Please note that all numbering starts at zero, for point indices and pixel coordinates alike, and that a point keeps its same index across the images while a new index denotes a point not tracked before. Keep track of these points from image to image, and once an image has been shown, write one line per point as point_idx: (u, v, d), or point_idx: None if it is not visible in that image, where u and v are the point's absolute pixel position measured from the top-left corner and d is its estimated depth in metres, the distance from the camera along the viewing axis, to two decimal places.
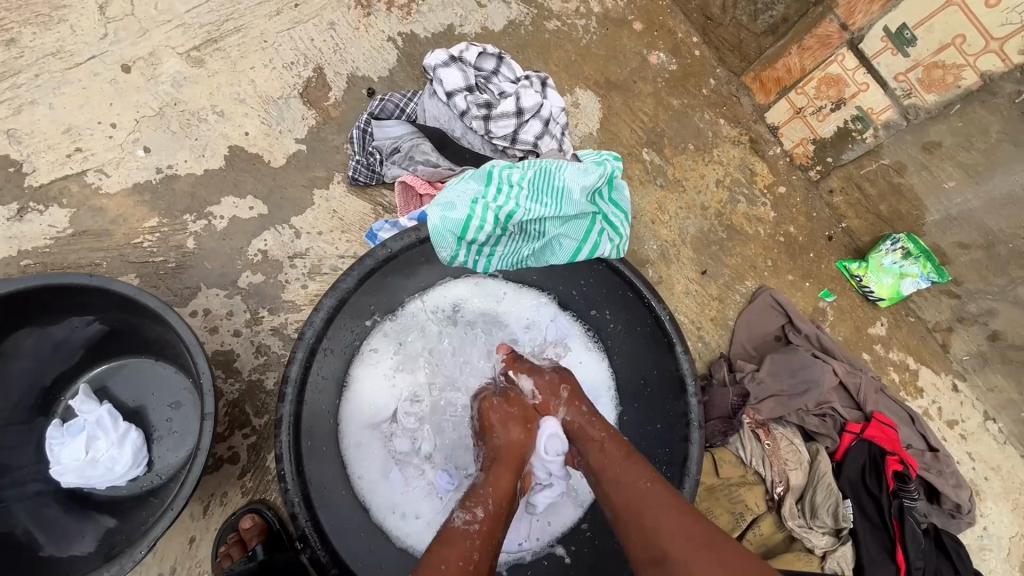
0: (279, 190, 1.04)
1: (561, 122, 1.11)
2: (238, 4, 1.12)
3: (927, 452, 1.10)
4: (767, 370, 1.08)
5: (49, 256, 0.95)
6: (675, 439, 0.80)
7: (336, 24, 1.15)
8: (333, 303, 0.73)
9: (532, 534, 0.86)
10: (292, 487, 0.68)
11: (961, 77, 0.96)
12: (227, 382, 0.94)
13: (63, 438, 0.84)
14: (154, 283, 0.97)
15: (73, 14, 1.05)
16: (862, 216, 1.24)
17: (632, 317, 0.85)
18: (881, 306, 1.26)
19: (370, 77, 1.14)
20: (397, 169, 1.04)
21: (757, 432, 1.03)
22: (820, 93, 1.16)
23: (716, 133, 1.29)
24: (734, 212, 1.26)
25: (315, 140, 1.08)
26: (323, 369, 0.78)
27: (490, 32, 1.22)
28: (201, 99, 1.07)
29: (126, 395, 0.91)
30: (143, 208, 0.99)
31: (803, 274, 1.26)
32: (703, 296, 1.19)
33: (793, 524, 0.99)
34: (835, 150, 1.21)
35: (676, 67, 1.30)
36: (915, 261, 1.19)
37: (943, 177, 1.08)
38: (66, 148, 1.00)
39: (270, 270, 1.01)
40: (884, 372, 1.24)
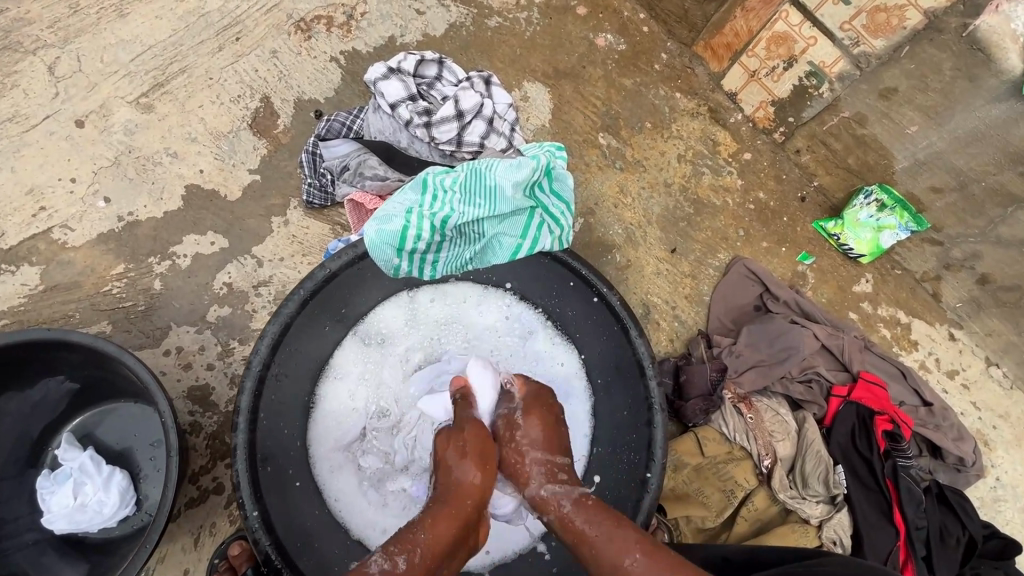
0: (237, 222, 1.06)
1: (507, 118, 1.13)
2: (181, 47, 1.15)
3: (922, 407, 1.06)
4: (744, 342, 1.06)
5: (24, 313, 0.99)
6: (640, 424, 0.79)
7: (278, 51, 1.17)
8: (277, 329, 0.73)
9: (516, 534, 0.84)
10: (251, 513, 0.69)
11: (905, 17, 0.92)
12: (205, 416, 0.97)
13: (52, 487, 0.87)
14: (127, 327, 1.00)
15: (25, 79, 1.09)
16: (832, 173, 1.21)
17: (588, 307, 0.84)
18: (864, 262, 1.22)
19: (316, 99, 1.15)
20: (347, 187, 1.05)
21: (739, 406, 1.01)
22: (771, 53, 1.13)
23: (673, 107, 1.26)
24: (700, 184, 1.23)
25: (268, 168, 1.10)
26: (283, 395, 0.79)
27: (431, 38, 1.21)
28: (155, 144, 1.10)
29: (111, 439, 0.93)
30: (109, 256, 1.02)
31: (778, 239, 1.22)
32: (675, 274, 1.17)
33: (786, 496, 0.96)
34: (795, 109, 1.18)
35: (625, 46, 1.28)
36: (892, 212, 1.15)
37: (904, 123, 1.04)
38: (31, 208, 1.03)
39: (236, 301, 1.03)
40: (874, 329, 1.20)
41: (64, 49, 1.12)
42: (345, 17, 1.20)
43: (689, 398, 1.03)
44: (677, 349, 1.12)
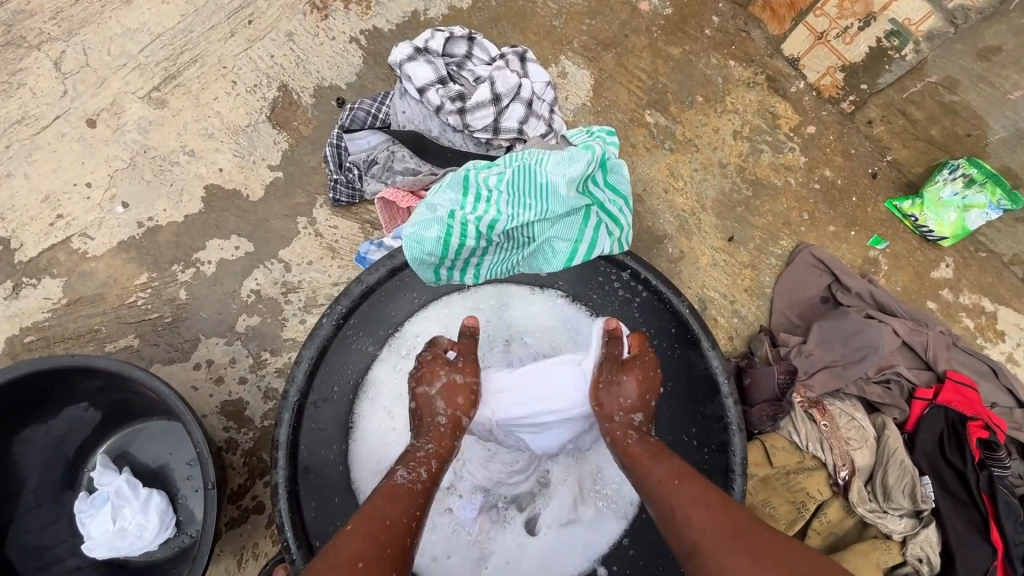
0: (262, 224, 1.00)
1: (546, 99, 1.03)
2: (190, 33, 1.06)
3: (1016, 407, 0.96)
4: (815, 341, 0.96)
5: (48, 328, 0.94)
6: (713, 447, 0.71)
7: (294, 34, 1.07)
8: (313, 353, 0.67)
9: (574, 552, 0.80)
10: (298, 554, 0.64)
11: None
12: (240, 432, 0.92)
13: (89, 511, 0.84)
14: (154, 340, 0.95)
15: (31, 76, 1.02)
16: (910, 145, 1.08)
17: (654, 318, 0.76)
18: (944, 245, 1.10)
19: (337, 85, 1.06)
20: (375, 183, 0.97)
21: (811, 412, 0.92)
22: (843, 11, 1.00)
23: (726, 78, 1.14)
24: (758, 164, 1.12)
25: (291, 164, 1.02)
26: (322, 420, 0.72)
27: (458, 11, 1.10)
28: (171, 142, 1.03)
29: (147, 458, 0.90)
30: (131, 265, 0.97)
31: (847, 222, 1.11)
32: (733, 265, 1.07)
33: (865, 510, 0.88)
34: (870, 75, 1.05)
35: (673, 9, 1.15)
36: (980, 189, 1.02)
37: (1006, 88, 0.91)
38: (48, 217, 0.98)
39: (266, 310, 0.97)
40: (956, 320, 1.08)
41: (69, 41, 1.04)
42: None
43: (754, 404, 0.94)
44: (737, 347, 1.03)
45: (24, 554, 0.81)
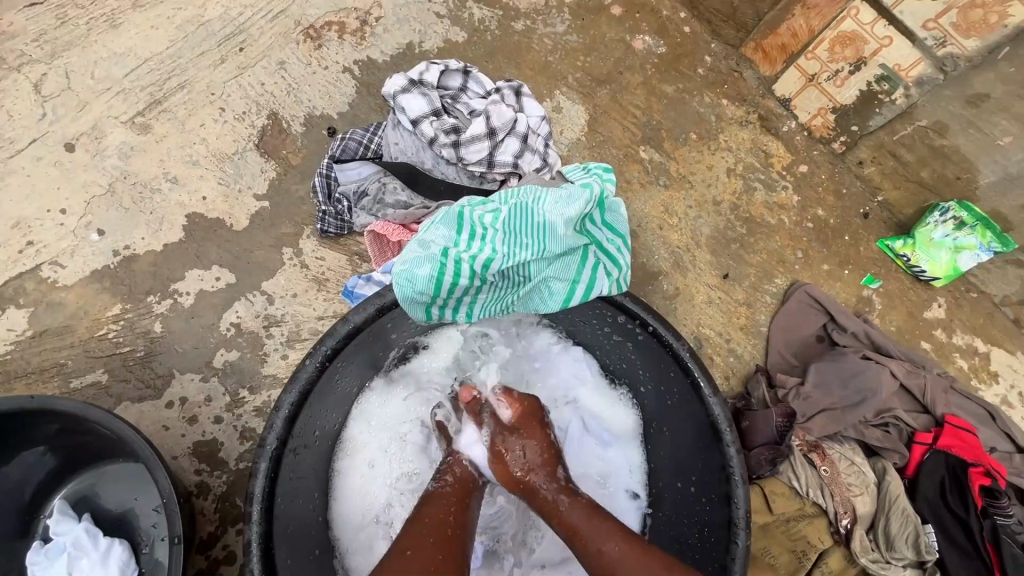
0: (245, 254, 0.96)
1: (541, 134, 1.02)
2: (179, 59, 1.04)
3: (1017, 454, 0.94)
4: (813, 383, 0.94)
5: (10, 362, 0.89)
6: (715, 498, 0.68)
7: (287, 62, 1.06)
8: (295, 397, 0.63)
9: None
10: None
11: (1008, 14, 0.81)
12: (213, 475, 0.87)
13: (44, 563, 0.78)
14: (124, 375, 0.90)
15: (8, 98, 0.99)
16: (901, 187, 1.08)
17: (653, 362, 0.73)
18: (936, 285, 1.10)
19: (329, 114, 1.04)
20: (366, 216, 0.94)
21: (811, 457, 0.89)
22: (836, 56, 1.02)
23: (720, 117, 1.15)
24: (752, 202, 1.11)
25: (278, 193, 0.99)
26: (300, 470, 0.67)
27: (453, 44, 1.10)
28: (153, 168, 0.99)
29: (109, 505, 0.84)
30: (104, 296, 0.92)
31: (841, 261, 1.10)
32: (728, 303, 1.05)
33: (868, 560, 0.85)
34: (860, 117, 1.06)
35: (666, 49, 1.16)
36: (971, 231, 1.03)
37: (995, 134, 0.92)
38: (18, 244, 0.93)
39: (246, 344, 0.92)
40: (950, 361, 1.08)
41: (51, 64, 1.01)
42: (358, 23, 1.09)
43: (752, 447, 0.92)
44: (733, 387, 1.01)
45: None
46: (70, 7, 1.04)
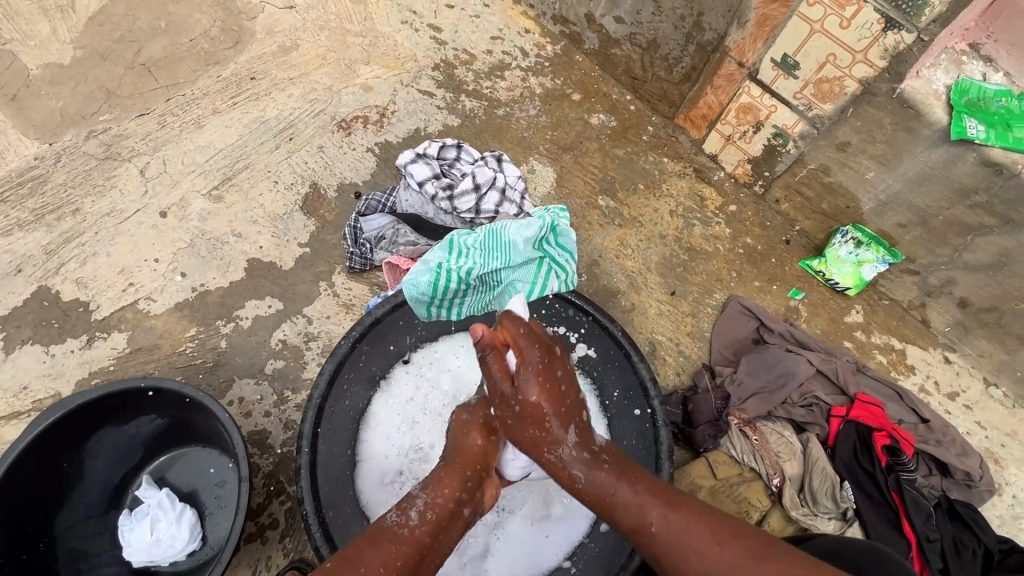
0: (291, 287, 1.24)
1: (518, 188, 1.32)
2: (246, 148, 1.39)
3: (921, 425, 1.12)
4: (744, 371, 1.16)
5: (112, 373, 1.15)
6: (648, 442, 0.89)
7: (325, 146, 1.40)
8: (334, 365, 0.88)
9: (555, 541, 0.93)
10: (313, 523, 0.79)
11: (845, 85, 1.09)
12: (262, 457, 1.09)
13: (132, 523, 0.99)
14: (197, 381, 1.15)
15: (121, 181, 1.33)
16: (810, 217, 1.35)
17: (598, 344, 0.97)
18: (851, 294, 1.33)
19: (356, 182, 1.37)
20: (384, 253, 1.23)
21: (745, 430, 1.09)
22: (740, 120, 1.32)
23: (662, 170, 1.44)
24: (692, 235, 1.38)
25: (317, 241, 1.29)
26: (335, 426, 0.90)
27: (450, 127, 1.44)
28: (223, 226, 1.31)
29: (182, 481, 1.06)
30: (184, 321, 1.20)
31: (769, 278, 1.34)
32: (676, 314, 1.29)
33: (799, 514, 1.02)
34: (768, 165, 1.34)
35: (616, 122, 1.49)
36: (868, 248, 1.28)
37: (862, 170, 1.19)
38: (122, 285, 1.23)
39: (290, 355, 1.18)
40: (870, 356, 1.28)
41: (153, 155, 1.37)
42: (378, 116, 1.44)
43: (698, 425, 1.11)
44: (683, 382, 1.22)
45: (70, 560, 0.95)
46: (169, 115, 1.41)
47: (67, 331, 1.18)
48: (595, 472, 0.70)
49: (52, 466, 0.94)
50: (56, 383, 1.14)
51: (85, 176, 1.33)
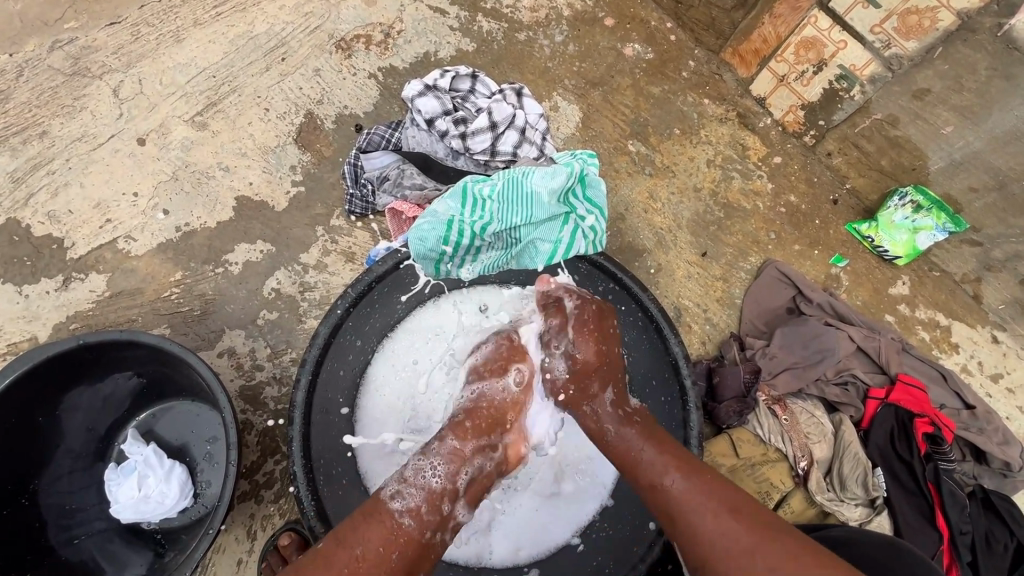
0: (284, 231, 1.12)
1: (539, 129, 1.18)
2: (232, 68, 1.22)
3: (964, 410, 1.05)
4: (777, 344, 1.07)
5: (92, 318, 1.07)
6: (674, 426, 0.81)
7: (321, 70, 1.23)
8: (328, 330, 0.80)
9: (563, 522, 0.87)
10: (306, 500, 0.74)
11: (937, 19, 0.93)
12: (255, 414, 1.03)
13: (118, 479, 0.93)
14: (184, 330, 1.07)
15: (92, 101, 1.18)
16: (865, 174, 1.20)
17: (623, 311, 0.87)
18: (900, 264, 1.21)
19: (357, 114, 1.21)
20: (387, 197, 1.11)
21: (774, 408, 1.02)
22: (800, 58, 1.14)
23: (701, 114, 1.27)
24: (730, 189, 1.24)
25: (312, 179, 1.16)
26: (332, 393, 0.82)
27: (465, 53, 1.26)
28: (208, 159, 1.17)
29: (170, 435, 0.99)
30: (168, 264, 1.10)
31: (811, 242, 1.22)
32: (706, 278, 1.18)
33: (823, 499, 0.96)
34: (825, 112, 1.18)
35: (653, 55, 1.29)
36: (927, 213, 1.14)
37: (939, 124, 1.04)
38: (98, 221, 1.12)
39: (284, 306, 1.09)
40: (912, 332, 1.18)
41: (128, 73, 1.21)
42: (383, 36, 1.26)
43: (722, 400, 1.03)
44: (709, 352, 1.13)
45: (57, 514, 0.91)
46: (143, 25, 1.23)
47: (42, 271, 1.08)
48: (625, 427, 0.70)
49: (26, 421, 0.88)
50: (33, 325, 1.06)
51: (51, 94, 1.18)
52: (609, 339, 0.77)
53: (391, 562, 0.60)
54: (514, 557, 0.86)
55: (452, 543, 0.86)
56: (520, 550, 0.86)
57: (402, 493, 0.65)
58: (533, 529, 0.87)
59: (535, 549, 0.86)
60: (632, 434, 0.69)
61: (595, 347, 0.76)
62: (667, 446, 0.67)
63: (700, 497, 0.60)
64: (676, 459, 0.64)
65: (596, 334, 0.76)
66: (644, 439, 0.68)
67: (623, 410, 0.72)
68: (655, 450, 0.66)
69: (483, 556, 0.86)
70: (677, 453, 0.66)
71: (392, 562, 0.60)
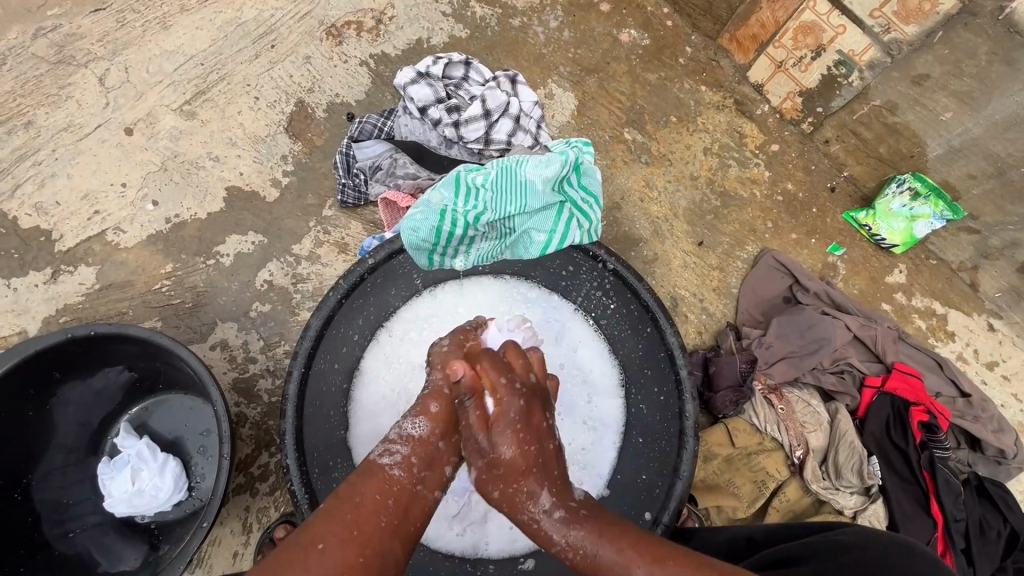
0: (276, 222, 1.11)
1: (533, 117, 1.16)
2: (220, 55, 1.20)
3: (960, 398, 1.05)
4: (774, 334, 1.07)
5: (82, 311, 1.05)
6: (670, 416, 0.81)
7: (312, 57, 1.21)
8: (320, 322, 0.78)
9: None
10: (299, 495, 0.73)
11: (938, 2, 0.91)
12: (249, 407, 1.02)
13: (112, 472, 0.92)
14: (175, 323, 1.06)
15: (77, 90, 1.16)
16: (863, 162, 1.19)
17: (619, 301, 0.86)
18: (897, 252, 1.20)
19: (348, 102, 1.19)
20: (380, 186, 1.10)
21: (769, 398, 1.02)
22: (798, 43, 1.12)
23: (698, 101, 1.25)
24: (727, 177, 1.22)
25: (304, 169, 1.14)
26: (326, 386, 0.81)
27: (458, 39, 1.24)
28: (198, 149, 1.15)
29: (164, 429, 0.99)
30: (158, 256, 1.09)
31: (808, 231, 1.21)
32: (703, 267, 1.17)
33: (819, 487, 0.97)
34: (824, 99, 1.16)
35: (649, 41, 1.27)
36: (925, 202, 1.13)
37: (938, 110, 1.03)
38: (86, 213, 1.10)
39: (277, 298, 1.07)
40: (908, 321, 1.18)
41: (113, 60, 1.18)
42: (375, 22, 1.23)
43: (718, 390, 1.03)
44: (706, 342, 1.13)
45: (50, 509, 0.91)
46: (129, 12, 1.20)
47: (30, 263, 1.07)
48: (571, 529, 0.59)
49: (16, 416, 0.87)
50: (22, 319, 1.04)
51: (35, 83, 1.15)
52: (539, 430, 0.65)
53: (387, 506, 0.58)
54: (511, 548, 0.86)
55: (448, 535, 0.86)
56: (517, 541, 0.86)
57: (390, 450, 0.63)
58: None
59: (533, 540, 0.86)
60: (582, 536, 0.58)
61: (520, 443, 0.63)
62: (628, 541, 0.57)
63: None
64: (636, 549, 0.56)
65: (521, 431, 0.63)
66: (597, 539, 0.58)
67: (567, 506, 0.61)
68: (613, 548, 0.57)
69: (479, 547, 0.86)
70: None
71: (379, 521, 0.56)
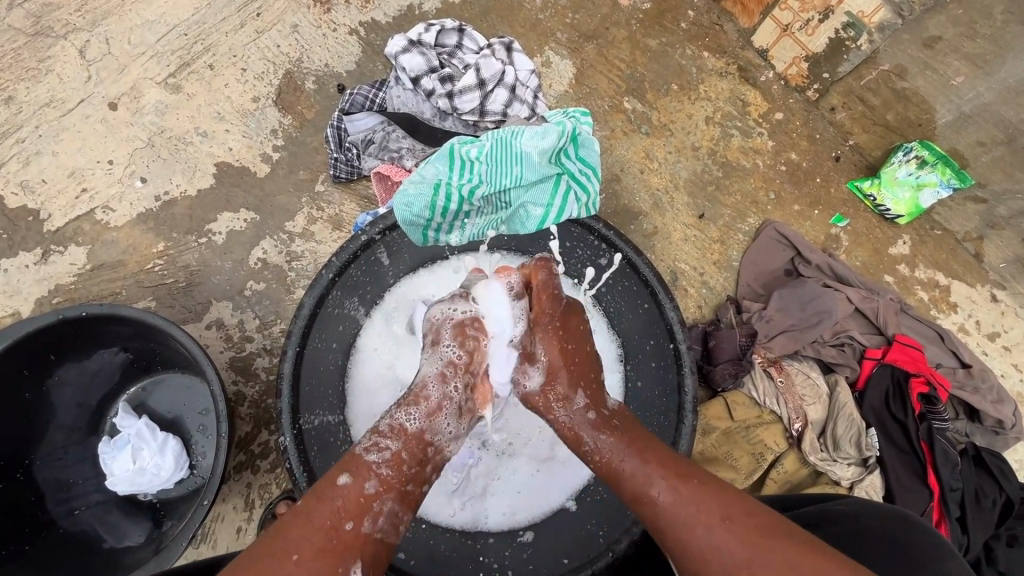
0: (268, 198, 1.09)
1: (530, 86, 1.13)
2: (203, 25, 1.15)
3: (960, 369, 1.05)
4: (775, 306, 1.06)
5: (75, 291, 1.04)
6: (668, 390, 0.80)
7: (299, 25, 1.16)
8: (314, 300, 0.77)
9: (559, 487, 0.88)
10: (299, 473, 0.73)
11: None
12: (247, 385, 1.02)
13: (112, 452, 0.93)
14: (170, 302, 1.05)
15: (58, 64, 1.12)
16: (869, 130, 1.16)
17: (616, 276, 0.85)
18: (901, 223, 1.18)
19: (338, 73, 1.15)
20: (373, 160, 1.07)
21: (769, 370, 1.02)
22: (805, 5, 1.07)
23: (700, 68, 1.21)
24: (729, 147, 1.19)
25: (294, 143, 1.11)
26: (322, 365, 0.81)
27: (451, 5, 1.19)
28: (185, 124, 1.12)
29: (163, 408, 0.99)
30: (150, 235, 1.07)
31: (811, 202, 1.18)
32: (703, 240, 1.16)
33: (817, 459, 0.97)
34: (830, 64, 1.12)
35: (650, 4, 1.22)
36: (932, 169, 1.10)
37: (950, 74, 1.01)
38: (74, 191, 1.08)
39: (271, 276, 1.06)
40: (911, 292, 1.16)
41: (93, 31, 1.13)
42: None
43: (718, 363, 1.03)
44: (705, 316, 1.12)
45: (54, 488, 0.91)
46: None
47: (19, 244, 1.05)
48: (601, 435, 0.64)
49: (14, 398, 0.87)
50: (15, 300, 1.03)
51: (14, 56, 1.11)
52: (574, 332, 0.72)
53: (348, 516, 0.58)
54: (510, 521, 0.86)
55: (449, 510, 0.87)
56: (517, 514, 0.87)
57: (378, 446, 0.63)
58: (529, 494, 0.88)
59: (532, 514, 0.87)
60: (611, 443, 0.63)
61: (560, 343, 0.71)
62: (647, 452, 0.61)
63: (686, 508, 0.55)
64: (658, 466, 0.59)
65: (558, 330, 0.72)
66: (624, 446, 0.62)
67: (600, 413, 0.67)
68: (637, 459, 0.61)
69: (480, 521, 0.86)
70: (662, 456, 0.61)
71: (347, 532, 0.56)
